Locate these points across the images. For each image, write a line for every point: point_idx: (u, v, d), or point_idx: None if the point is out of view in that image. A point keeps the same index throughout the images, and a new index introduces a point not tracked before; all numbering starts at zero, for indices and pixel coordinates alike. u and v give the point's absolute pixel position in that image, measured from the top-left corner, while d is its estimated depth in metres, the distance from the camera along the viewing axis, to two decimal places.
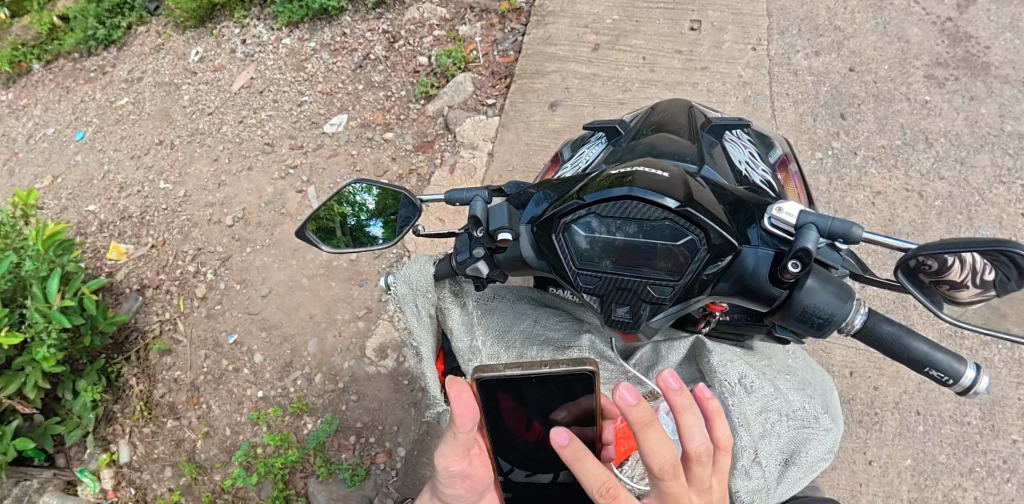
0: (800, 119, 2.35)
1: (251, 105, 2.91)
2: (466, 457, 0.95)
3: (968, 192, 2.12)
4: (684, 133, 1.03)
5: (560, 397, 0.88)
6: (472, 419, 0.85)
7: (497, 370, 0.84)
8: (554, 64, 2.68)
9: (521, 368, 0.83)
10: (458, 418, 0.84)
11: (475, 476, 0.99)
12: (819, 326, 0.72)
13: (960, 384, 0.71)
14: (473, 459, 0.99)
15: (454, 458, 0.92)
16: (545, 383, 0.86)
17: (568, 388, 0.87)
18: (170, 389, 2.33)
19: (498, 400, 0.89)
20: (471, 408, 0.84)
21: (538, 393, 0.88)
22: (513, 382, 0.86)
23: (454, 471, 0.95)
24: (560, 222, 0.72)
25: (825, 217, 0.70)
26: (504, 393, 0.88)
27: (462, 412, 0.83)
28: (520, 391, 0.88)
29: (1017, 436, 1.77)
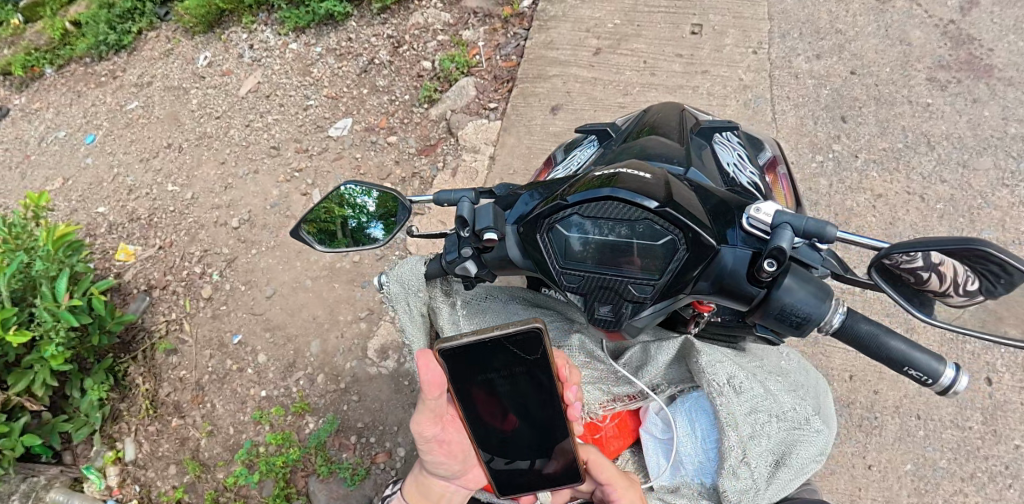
0: (801, 123, 2.35)
1: (257, 109, 2.95)
2: (439, 422, 1.02)
3: (970, 196, 2.11)
4: (674, 136, 1.04)
5: (519, 365, 0.90)
6: (439, 386, 0.93)
7: (456, 339, 0.85)
8: (556, 68, 2.70)
9: (476, 334, 0.84)
10: (425, 385, 0.93)
11: (450, 442, 1.06)
12: (797, 325, 0.73)
13: (940, 384, 0.71)
14: (447, 426, 1.05)
15: (427, 424, 1.00)
16: (503, 347, 0.87)
17: (525, 352, 0.87)
18: (176, 388, 2.36)
19: (462, 374, 0.92)
20: (438, 377, 0.92)
21: (498, 360, 0.89)
22: (472, 353, 0.88)
23: (428, 435, 1.03)
24: (545, 223, 0.74)
25: (802, 217, 0.71)
26: (466, 363, 0.90)
27: (430, 380, 0.92)
28: (482, 362, 0.90)
29: (1019, 442, 1.76)
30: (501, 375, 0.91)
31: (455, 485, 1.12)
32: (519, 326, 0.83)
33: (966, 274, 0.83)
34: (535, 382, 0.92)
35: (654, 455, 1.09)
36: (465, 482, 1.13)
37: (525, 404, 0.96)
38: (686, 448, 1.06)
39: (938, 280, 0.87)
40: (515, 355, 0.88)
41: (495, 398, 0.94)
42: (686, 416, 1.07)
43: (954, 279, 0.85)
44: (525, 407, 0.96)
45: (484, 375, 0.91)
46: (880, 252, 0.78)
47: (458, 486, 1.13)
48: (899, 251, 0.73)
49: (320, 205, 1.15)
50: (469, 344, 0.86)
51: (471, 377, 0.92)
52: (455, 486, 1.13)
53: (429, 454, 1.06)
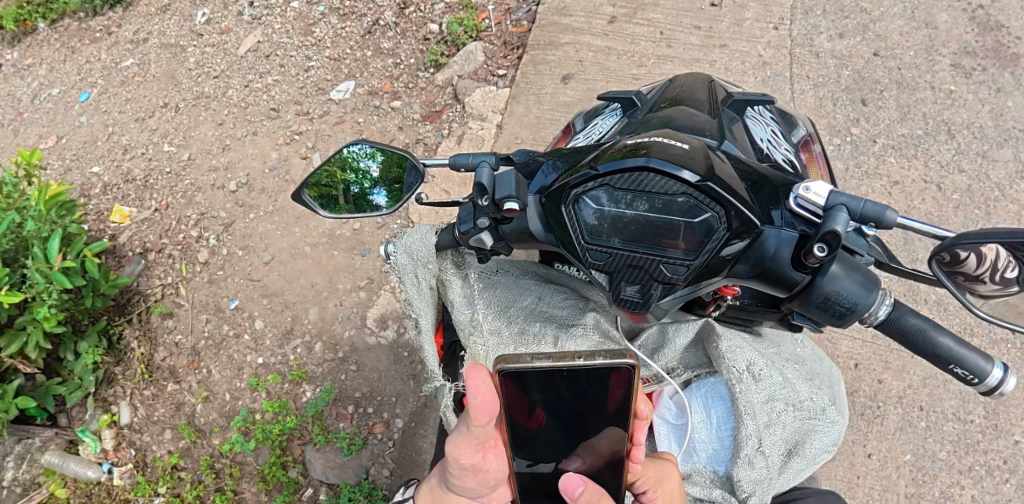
0: (820, 103, 2.28)
1: (257, 69, 2.83)
2: (478, 450, 0.90)
3: (988, 187, 2.06)
4: (704, 108, 0.97)
5: (590, 395, 0.89)
6: (490, 414, 0.82)
7: (528, 362, 0.84)
8: (568, 36, 2.60)
9: (551, 359, 0.83)
10: (475, 411, 0.80)
11: (486, 471, 0.94)
12: (840, 315, 0.69)
13: (985, 384, 0.69)
14: (487, 453, 0.93)
15: (467, 451, 0.88)
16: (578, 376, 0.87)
17: (601, 385, 0.88)
18: (171, 352, 2.32)
19: (524, 392, 0.88)
20: (491, 403, 0.81)
21: (570, 388, 0.88)
22: (540, 376, 0.86)
23: (464, 464, 0.91)
24: (570, 194, 0.68)
25: (855, 199, 0.66)
26: (530, 386, 0.88)
27: (480, 404, 0.80)
28: (550, 387, 0.88)
29: (1019, 437, 1.73)
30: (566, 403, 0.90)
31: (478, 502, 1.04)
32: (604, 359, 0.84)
33: (1008, 261, 0.80)
34: (601, 414, 0.91)
35: (667, 440, 1.06)
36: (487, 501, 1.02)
37: (581, 434, 0.94)
38: (701, 433, 1.04)
39: (975, 262, 0.81)
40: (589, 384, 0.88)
41: (549, 425, 0.93)
42: (701, 401, 1.05)
43: (993, 263, 0.81)
44: (577, 433, 0.94)
45: (546, 400, 0.89)
46: (942, 240, 0.73)
47: None
48: (965, 241, 0.68)
49: (321, 167, 1.09)
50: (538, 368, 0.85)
51: (535, 400, 0.89)
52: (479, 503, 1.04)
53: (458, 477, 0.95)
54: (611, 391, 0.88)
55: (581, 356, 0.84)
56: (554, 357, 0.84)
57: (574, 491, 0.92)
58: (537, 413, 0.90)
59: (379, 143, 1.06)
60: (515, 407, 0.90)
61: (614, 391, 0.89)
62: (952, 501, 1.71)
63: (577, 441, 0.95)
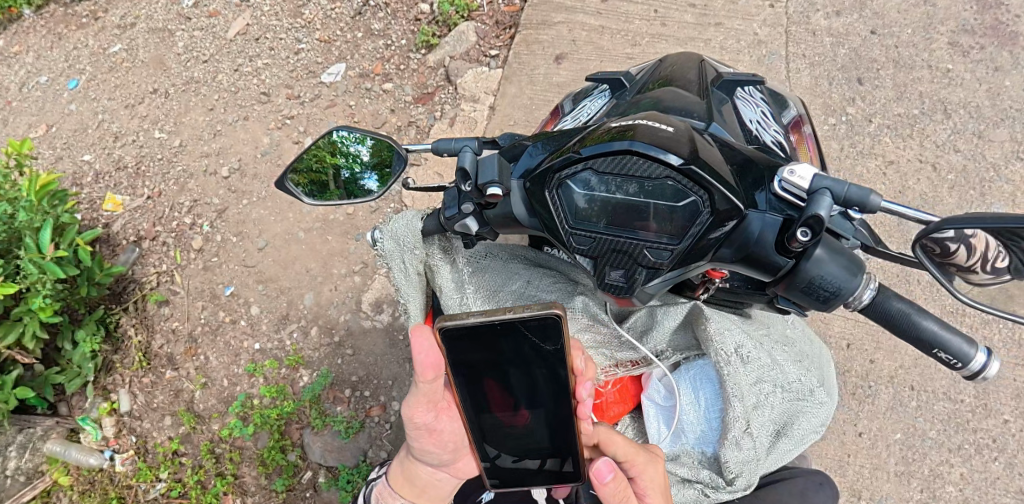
0: (815, 83, 2.26)
1: (247, 52, 2.78)
2: (432, 410, 0.99)
3: (983, 167, 2.05)
4: (692, 89, 0.96)
5: (533, 350, 0.87)
6: (435, 369, 0.89)
7: (461, 319, 0.81)
8: (561, 15, 2.55)
9: (484, 314, 0.81)
10: (421, 367, 0.87)
11: (440, 430, 1.02)
12: (825, 299, 0.68)
13: (968, 369, 0.68)
14: (440, 413, 1.01)
15: (420, 409, 0.97)
16: (515, 330, 0.84)
17: (539, 339, 0.85)
18: (168, 340, 2.33)
19: (465, 351, 0.88)
20: (433, 359, 0.87)
21: (510, 344, 0.86)
22: (478, 331, 0.85)
23: (419, 422, 0.99)
24: (554, 178, 0.68)
25: (840, 182, 0.64)
26: (469, 344, 0.87)
27: (423, 360, 0.87)
28: (488, 344, 0.87)
29: (1008, 416, 1.75)
30: (511, 360, 0.89)
31: (444, 473, 1.11)
32: (536, 311, 0.80)
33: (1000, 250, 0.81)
34: (549, 371, 0.90)
35: (654, 420, 1.08)
36: (454, 471, 1.12)
37: (535, 395, 0.94)
38: (689, 416, 1.06)
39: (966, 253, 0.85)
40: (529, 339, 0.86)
41: (501, 386, 0.93)
42: (690, 384, 1.06)
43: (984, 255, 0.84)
44: (533, 394, 0.94)
45: (488, 359, 0.89)
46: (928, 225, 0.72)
47: (446, 474, 1.11)
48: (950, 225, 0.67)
49: (308, 152, 1.07)
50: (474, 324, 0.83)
51: (480, 359, 0.89)
52: (445, 474, 1.11)
53: (420, 436, 1.02)
54: (551, 343, 0.85)
55: (514, 310, 0.81)
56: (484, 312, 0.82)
57: (603, 479, 0.93)
58: (504, 396, 0.95)
59: (370, 140, 1.04)
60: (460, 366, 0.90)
61: (555, 344, 0.85)
62: (940, 479, 1.74)
63: (535, 409, 0.96)
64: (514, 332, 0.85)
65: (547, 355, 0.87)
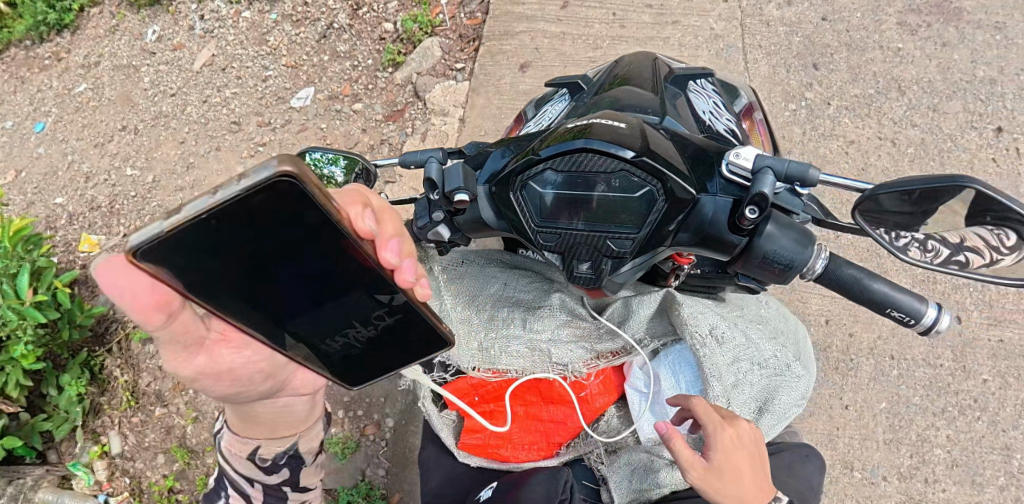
0: (773, 71, 2.33)
1: (215, 83, 2.79)
2: (195, 349, 0.95)
3: (940, 139, 2.13)
4: (646, 86, 1.00)
5: (269, 235, 0.71)
6: (160, 301, 0.83)
7: (148, 234, 0.64)
8: (523, 24, 2.59)
9: (179, 214, 0.63)
10: (139, 309, 0.82)
11: (232, 365, 1.00)
12: (779, 272, 0.72)
13: (922, 324, 0.72)
14: (210, 346, 0.98)
15: (175, 347, 0.92)
16: (233, 222, 0.67)
17: (269, 219, 0.68)
18: (155, 377, 2.29)
19: (199, 271, 0.71)
20: (143, 293, 0.80)
21: (241, 236, 0.69)
22: (193, 244, 0.67)
23: (192, 365, 0.96)
24: (517, 180, 0.71)
25: (782, 160, 0.68)
26: (195, 261, 0.69)
27: (141, 291, 0.80)
28: (215, 250, 0.70)
29: (987, 375, 1.81)
30: (258, 252, 0.72)
31: (286, 397, 1.15)
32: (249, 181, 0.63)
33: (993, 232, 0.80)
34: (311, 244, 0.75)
35: (643, 410, 1.11)
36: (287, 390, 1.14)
37: (319, 276, 0.80)
38: None
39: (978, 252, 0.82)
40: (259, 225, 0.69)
41: (275, 287, 0.78)
42: (670, 369, 1.12)
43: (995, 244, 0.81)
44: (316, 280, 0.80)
45: (228, 269, 0.73)
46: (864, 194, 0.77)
47: (289, 396, 1.15)
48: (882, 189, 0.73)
49: None
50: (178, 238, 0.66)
51: (220, 271, 0.72)
52: (288, 397, 1.15)
53: (208, 379, 0.99)
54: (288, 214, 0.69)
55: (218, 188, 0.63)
56: (206, 200, 0.63)
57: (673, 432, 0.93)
58: (287, 296, 0.81)
59: (342, 162, 1.06)
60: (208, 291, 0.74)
61: (295, 216, 0.69)
62: (928, 442, 1.79)
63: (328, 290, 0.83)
64: (253, 224, 0.68)
65: (293, 232, 0.72)
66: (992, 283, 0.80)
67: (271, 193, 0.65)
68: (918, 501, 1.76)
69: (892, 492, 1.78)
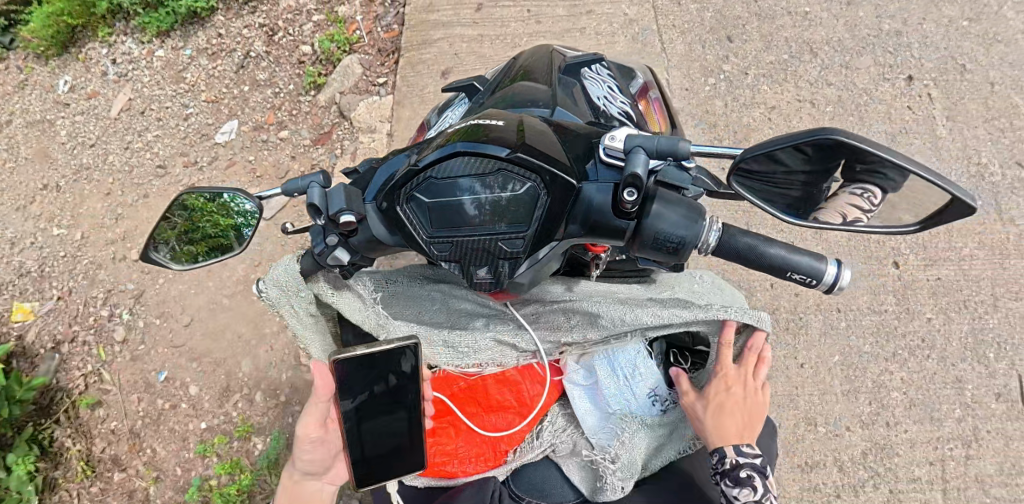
0: (690, 49, 2.36)
1: (134, 128, 2.68)
2: (321, 426, 1.16)
3: (856, 94, 2.19)
4: (541, 79, 0.99)
5: (391, 370, 1.01)
6: (327, 388, 1.10)
7: (347, 350, 0.95)
8: (440, 31, 2.57)
9: (366, 345, 0.95)
10: (319, 388, 1.09)
11: (331, 441, 1.19)
12: (674, 250, 0.71)
13: (824, 283, 0.73)
14: (330, 428, 1.19)
15: (313, 426, 1.14)
16: (371, 359, 0.98)
17: (392, 362, 1.00)
18: (109, 442, 2.21)
19: (357, 372, 0.99)
20: (326, 380, 1.08)
21: (370, 372, 1.00)
22: (365, 356, 0.97)
23: (313, 437, 1.15)
24: (401, 194, 0.69)
25: (652, 139, 0.68)
26: (356, 368, 0.99)
27: (323, 385, 1.08)
28: (368, 366, 0.99)
29: (930, 314, 1.87)
30: (377, 380, 1.02)
31: (322, 482, 1.22)
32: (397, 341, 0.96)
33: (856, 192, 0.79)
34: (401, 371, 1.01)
35: (583, 400, 1.21)
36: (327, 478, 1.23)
37: (400, 397, 1.04)
38: (612, 390, 1.19)
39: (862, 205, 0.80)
40: (391, 365, 1.00)
41: (371, 404, 1.03)
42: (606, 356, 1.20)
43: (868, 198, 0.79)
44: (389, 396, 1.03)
45: (364, 385, 1.01)
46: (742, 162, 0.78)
47: (326, 483, 1.23)
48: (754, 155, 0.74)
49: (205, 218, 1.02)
50: (360, 354, 0.96)
51: (362, 384, 1.01)
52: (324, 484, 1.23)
53: None
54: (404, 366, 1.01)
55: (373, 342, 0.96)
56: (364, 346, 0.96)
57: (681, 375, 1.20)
58: (370, 412, 1.03)
59: (260, 199, 0.98)
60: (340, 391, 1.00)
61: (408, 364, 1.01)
62: (884, 388, 1.84)
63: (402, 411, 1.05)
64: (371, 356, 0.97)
65: (395, 372, 1.01)
66: (892, 231, 0.79)
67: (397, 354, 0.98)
68: (883, 445, 1.80)
69: (857, 441, 1.81)
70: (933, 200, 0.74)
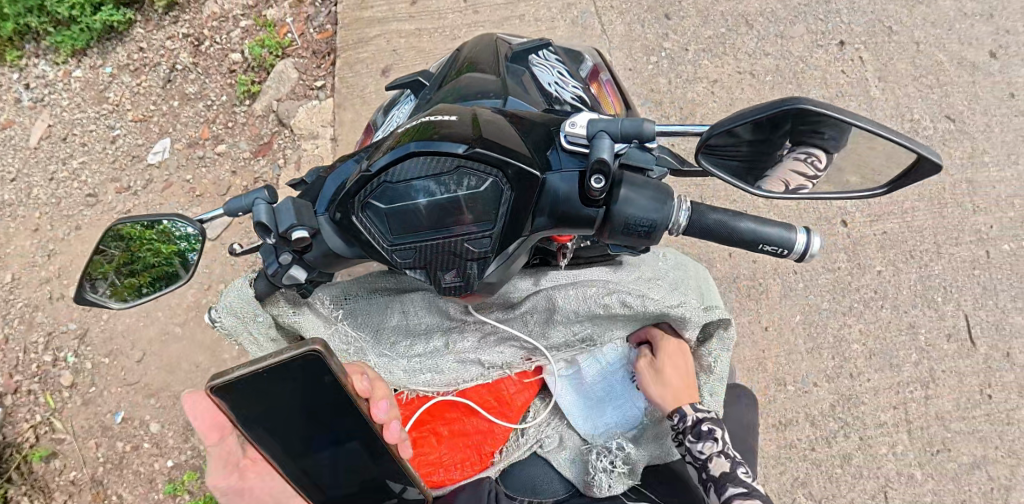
0: (630, 29, 2.36)
1: (58, 156, 2.50)
2: (234, 471, 0.99)
3: (793, 62, 2.23)
4: (489, 69, 0.96)
5: (306, 385, 0.86)
6: (219, 428, 0.96)
7: (226, 375, 0.80)
8: (375, 28, 2.48)
9: (246, 366, 0.79)
10: (203, 430, 0.94)
11: (251, 488, 1.00)
12: (646, 234, 0.69)
13: (795, 252, 0.73)
14: (245, 472, 0.99)
15: (218, 475, 0.98)
16: (277, 376, 0.83)
17: (305, 377, 0.85)
18: (71, 493, 2.11)
19: (252, 399, 0.86)
20: (212, 419, 0.94)
21: (284, 389, 0.86)
22: (258, 382, 0.84)
23: (223, 488, 0.98)
24: (356, 202, 0.65)
25: (614, 121, 0.66)
26: (256, 396, 0.85)
27: (207, 420, 0.93)
28: (268, 390, 0.85)
29: (880, 267, 1.93)
30: (290, 398, 0.87)
31: None
32: (294, 352, 0.79)
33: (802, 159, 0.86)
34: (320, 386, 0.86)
35: (564, 391, 1.22)
36: None
37: (326, 413, 0.91)
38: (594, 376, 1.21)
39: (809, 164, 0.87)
40: (298, 379, 0.85)
41: (292, 422, 0.91)
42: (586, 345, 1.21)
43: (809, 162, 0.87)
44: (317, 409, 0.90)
45: (272, 407, 0.88)
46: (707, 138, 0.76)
47: None
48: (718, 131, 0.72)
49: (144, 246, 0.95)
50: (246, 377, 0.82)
51: (269, 406, 0.88)
52: None
53: None
54: (322, 378, 0.85)
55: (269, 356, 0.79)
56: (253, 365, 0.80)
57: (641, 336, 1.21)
58: (296, 424, 0.92)
59: (201, 222, 0.91)
60: (251, 419, 0.88)
61: (318, 376, 0.85)
62: (845, 342, 1.90)
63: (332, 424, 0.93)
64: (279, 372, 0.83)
65: (310, 387, 0.86)
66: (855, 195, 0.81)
67: (300, 365, 0.82)
68: (849, 396, 1.86)
69: (824, 395, 1.86)
70: (895, 162, 0.75)
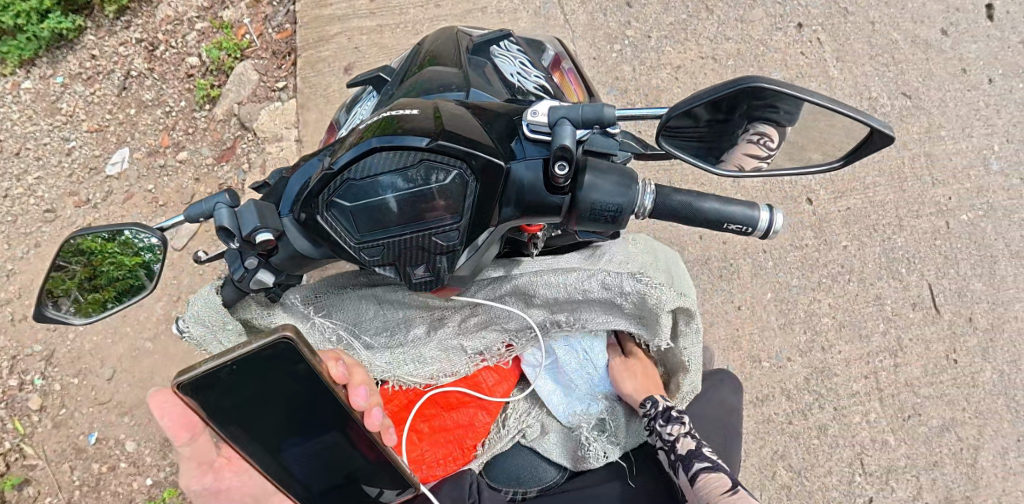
0: (592, 18, 2.36)
1: (11, 171, 2.41)
2: (207, 472, 0.96)
3: (753, 45, 2.26)
4: (450, 61, 0.96)
5: (280, 376, 0.84)
6: (189, 429, 0.87)
7: (191, 371, 0.77)
8: (336, 25, 2.43)
9: (214, 359, 0.77)
10: (171, 429, 0.85)
11: (226, 488, 1.00)
12: (612, 219, 0.70)
13: (759, 230, 0.74)
14: (218, 472, 0.98)
15: (192, 478, 0.95)
16: (245, 367, 0.82)
17: (276, 367, 0.83)
18: None
19: (222, 395, 0.83)
20: (179, 420, 0.85)
21: (255, 382, 0.84)
22: (226, 376, 0.81)
23: (196, 490, 0.97)
24: (320, 201, 0.64)
25: (574, 107, 0.66)
26: (225, 392, 0.83)
27: (173, 422, 0.85)
28: (238, 384, 0.83)
29: (845, 242, 1.98)
30: (262, 389, 0.85)
31: None
32: (262, 341, 0.78)
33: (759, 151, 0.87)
34: (292, 374, 0.85)
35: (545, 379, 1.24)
36: None
37: (302, 404, 0.90)
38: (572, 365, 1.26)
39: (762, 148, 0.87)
40: (270, 368, 0.83)
41: (267, 416, 0.89)
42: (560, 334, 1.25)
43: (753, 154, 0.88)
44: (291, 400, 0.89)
45: (243, 402, 0.86)
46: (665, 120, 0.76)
47: None
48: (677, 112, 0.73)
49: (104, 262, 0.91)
50: (213, 371, 0.80)
51: (240, 402, 0.86)
52: None
53: None
54: (294, 367, 0.84)
55: (237, 346, 0.78)
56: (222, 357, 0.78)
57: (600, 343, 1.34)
58: (274, 416, 0.90)
59: (164, 230, 0.89)
60: (221, 417, 0.85)
61: (289, 364, 0.83)
62: (815, 316, 1.94)
63: (310, 414, 0.91)
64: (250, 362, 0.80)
65: (284, 378, 0.85)
66: (811, 171, 0.83)
67: (271, 354, 0.81)
68: (822, 369, 1.90)
69: (798, 369, 1.91)
70: (850, 136, 0.78)
